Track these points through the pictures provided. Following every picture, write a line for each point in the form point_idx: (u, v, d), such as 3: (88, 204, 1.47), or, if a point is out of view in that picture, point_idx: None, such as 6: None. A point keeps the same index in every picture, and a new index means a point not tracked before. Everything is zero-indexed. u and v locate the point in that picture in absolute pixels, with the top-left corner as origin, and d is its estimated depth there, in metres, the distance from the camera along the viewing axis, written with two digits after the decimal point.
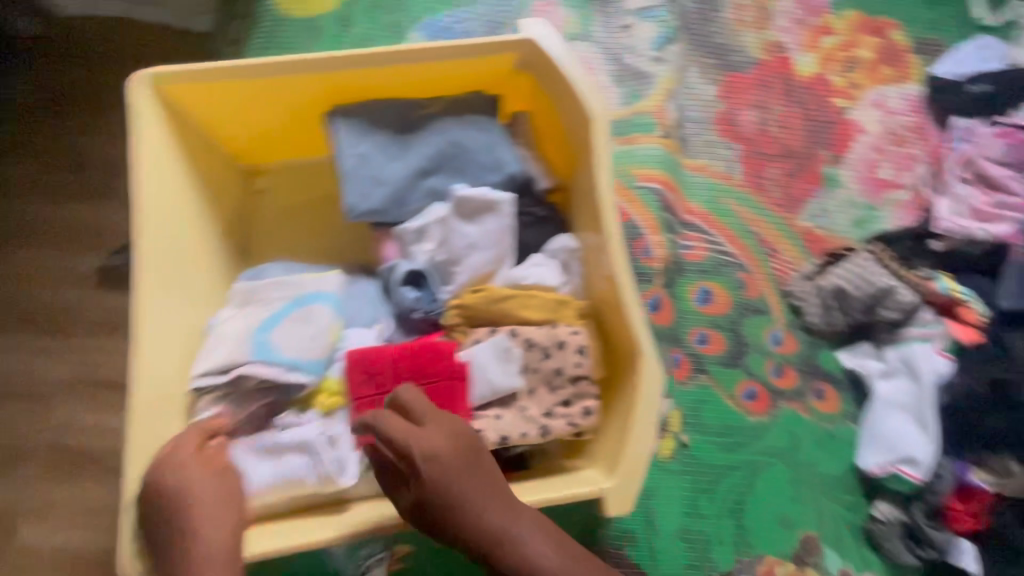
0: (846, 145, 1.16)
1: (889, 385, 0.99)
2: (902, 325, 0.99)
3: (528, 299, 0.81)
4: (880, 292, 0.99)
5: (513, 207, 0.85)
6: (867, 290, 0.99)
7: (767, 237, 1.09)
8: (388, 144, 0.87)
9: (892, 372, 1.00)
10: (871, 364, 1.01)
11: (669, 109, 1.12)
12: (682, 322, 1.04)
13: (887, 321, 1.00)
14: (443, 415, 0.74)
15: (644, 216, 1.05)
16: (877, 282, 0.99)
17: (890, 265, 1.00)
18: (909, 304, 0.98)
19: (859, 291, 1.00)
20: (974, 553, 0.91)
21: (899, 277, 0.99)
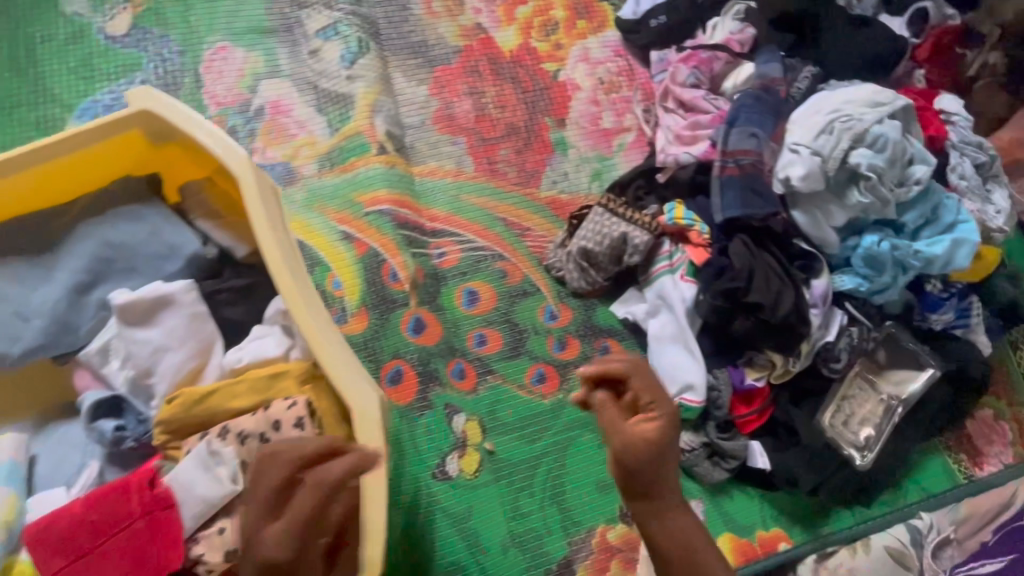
0: (565, 106, 1.18)
1: (656, 322, 1.01)
2: (649, 263, 1.03)
3: (233, 387, 0.73)
4: (618, 241, 1.00)
5: (192, 294, 0.77)
6: (606, 242, 1.01)
7: (515, 218, 1.09)
8: (29, 271, 0.76)
9: (655, 310, 1.01)
10: (637, 308, 1.03)
11: (377, 125, 1.06)
12: (457, 331, 1.01)
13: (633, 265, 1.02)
14: (150, 559, 0.64)
15: (381, 240, 1.01)
16: (614, 232, 1.01)
17: (621, 212, 1.02)
18: (645, 244, 1.00)
19: (601, 246, 1.01)
20: (763, 449, 0.96)
21: (629, 221, 1.01)
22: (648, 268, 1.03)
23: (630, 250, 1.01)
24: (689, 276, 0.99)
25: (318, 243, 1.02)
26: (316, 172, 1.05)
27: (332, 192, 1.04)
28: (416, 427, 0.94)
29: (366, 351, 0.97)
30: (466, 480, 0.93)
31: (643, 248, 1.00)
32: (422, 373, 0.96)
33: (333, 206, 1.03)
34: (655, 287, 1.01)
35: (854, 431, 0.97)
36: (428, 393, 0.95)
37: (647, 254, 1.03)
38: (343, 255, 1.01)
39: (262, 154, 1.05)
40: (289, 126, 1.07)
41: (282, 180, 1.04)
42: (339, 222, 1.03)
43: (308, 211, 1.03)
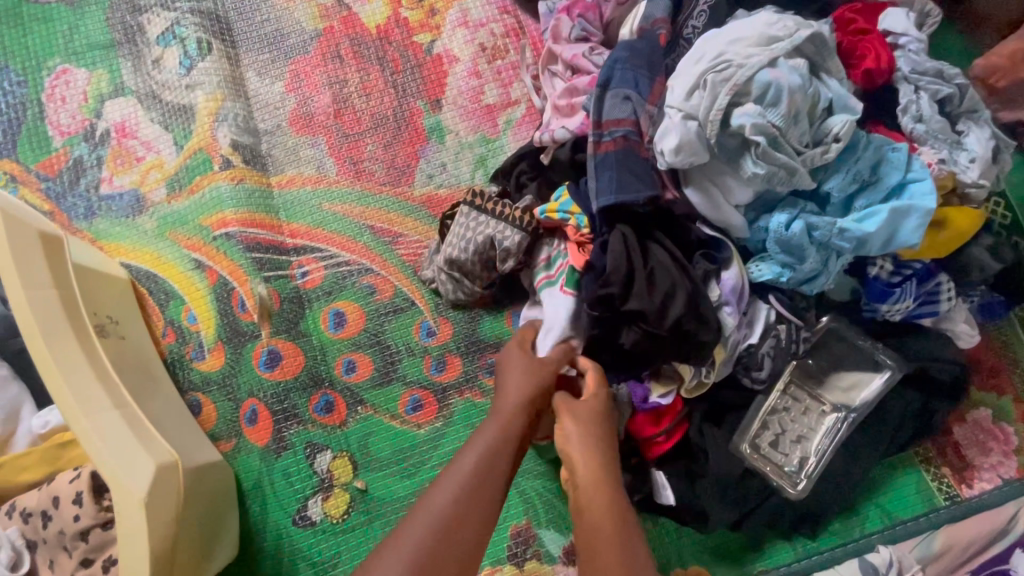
0: (439, 84, 1.01)
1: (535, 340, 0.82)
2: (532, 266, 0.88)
3: (20, 459, 0.68)
4: (485, 246, 0.84)
5: None
6: (470, 250, 0.84)
7: (385, 224, 0.96)
8: None
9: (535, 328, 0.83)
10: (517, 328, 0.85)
11: (221, 137, 0.97)
12: (322, 358, 0.91)
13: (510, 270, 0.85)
14: None
15: (230, 267, 0.92)
16: (479, 237, 0.84)
17: (489, 208, 0.85)
18: (518, 244, 0.83)
19: (467, 255, 0.85)
20: (669, 480, 0.79)
21: (499, 218, 0.84)
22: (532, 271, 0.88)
23: (501, 255, 0.84)
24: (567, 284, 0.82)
25: (171, 276, 0.94)
26: (165, 197, 0.97)
27: (181, 217, 0.96)
28: (277, 469, 0.87)
29: (224, 389, 0.90)
30: (331, 521, 0.85)
31: (517, 249, 0.83)
32: (279, 411, 0.88)
33: (183, 232, 0.95)
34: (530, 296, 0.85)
35: (785, 453, 0.79)
36: (284, 433, 0.87)
37: (525, 253, 0.86)
38: (196, 286, 0.93)
39: (110, 183, 0.98)
40: (135, 149, 0.98)
41: (131, 209, 0.97)
42: (190, 250, 0.94)
43: (158, 241, 0.96)
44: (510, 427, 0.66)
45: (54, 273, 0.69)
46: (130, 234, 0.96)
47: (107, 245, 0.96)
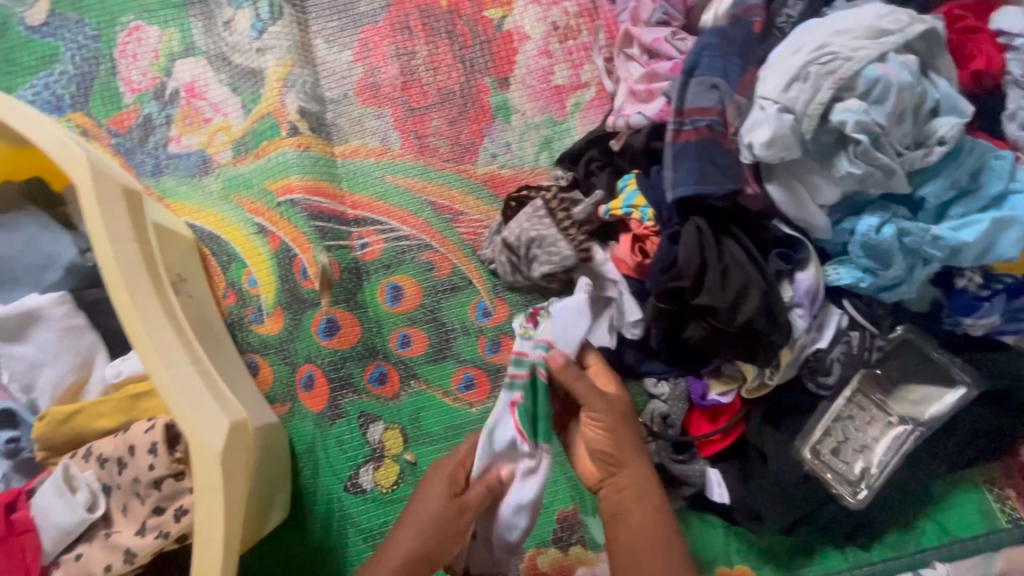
0: (508, 62, 0.99)
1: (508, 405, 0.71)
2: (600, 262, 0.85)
3: (98, 406, 0.70)
4: (534, 241, 0.83)
5: (62, 307, 0.74)
6: (522, 240, 0.84)
7: (447, 201, 0.95)
8: None
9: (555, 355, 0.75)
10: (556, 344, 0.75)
11: (289, 103, 0.97)
12: (378, 331, 0.92)
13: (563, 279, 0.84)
14: None
15: (293, 233, 0.93)
16: (532, 231, 0.83)
17: (555, 206, 0.84)
18: (574, 256, 0.82)
19: (518, 242, 0.84)
20: (723, 478, 0.80)
21: (555, 219, 0.83)
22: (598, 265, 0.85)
23: (543, 255, 0.82)
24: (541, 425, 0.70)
25: (234, 238, 0.95)
26: (231, 160, 0.97)
27: (247, 180, 0.96)
28: (331, 436, 0.88)
29: (281, 353, 0.91)
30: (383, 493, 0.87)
31: (572, 261, 0.82)
32: (335, 379, 0.89)
33: (247, 196, 0.96)
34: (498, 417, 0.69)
35: (846, 462, 0.77)
36: (340, 401, 0.89)
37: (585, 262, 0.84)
38: (258, 250, 0.94)
39: (178, 142, 0.99)
40: (204, 111, 0.99)
41: (197, 169, 0.98)
42: (253, 214, 0.95)
43: (223, 202, 0.96)
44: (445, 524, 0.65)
45: (136, 228, 0.71)
46: (195, 195, 0.97)
47: (174, 203, 0.97)
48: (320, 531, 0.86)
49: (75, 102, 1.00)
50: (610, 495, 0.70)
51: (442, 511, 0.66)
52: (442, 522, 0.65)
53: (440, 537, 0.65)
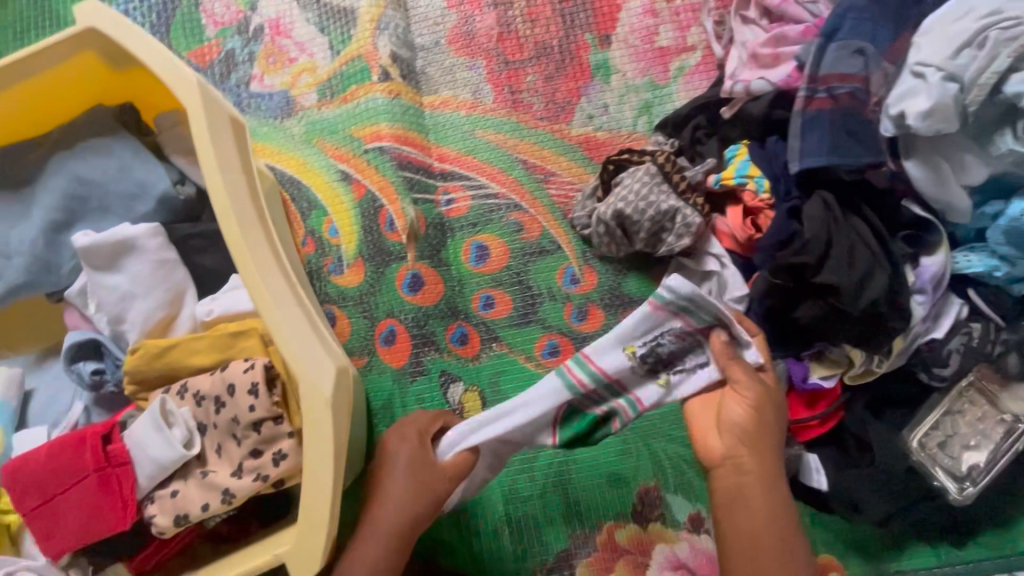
0: (611, 19, 0.94)
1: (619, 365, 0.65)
2: (705, 237, 0.83)
3: (194, 342, 0.68)
4: (665, 215, 0.80)
5: (157, 239, 0.71)
6: (649, 213, 0.80)
7: (538, 160, 0.92)
8: (10, 207, 0.74)
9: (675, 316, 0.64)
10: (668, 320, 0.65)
11: (380, 47, 0.92)
12: (461, 291, 0.89)
13: (678, 251, 0.82)
14: (104, 515, 0.62)
15: (379, 183, 0.90)
16: (663, 204, 0.80)
17: (674, 180, 0.81)
18: (697, 225, 0.80)
19: (640, 215, 0.80)
20: (821, 465, 0.78)
21: (679, 193, 0.81)
22: (704, 239, 0.83)
23: (677, 230, 0.80)
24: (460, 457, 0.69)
25: (315, 184, 0.92)
26: (316, 102, 0.93)
27: (332, 125, 0.92)
28: (410, 394, 0.86)
29: (360, 306, 0.88)
30: None
31: (694, 230, 0.80)
32: (417, 336, 0.87)
33: (331, 141, 0.92)
34: (538, 397, 0.63)
35: (953, 456, 0.75)
36: (422, 358, 0.86)
37: (698, 237, 0.82)
38: (341, 197, 0.91)
39: (261, 81, 0.95)
40: (288, 49, 0.95)
41: (280, 110, 0.94)
42: (337, 160, 0.91)
43: (305, 147, 0.93)
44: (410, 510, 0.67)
45: (243, 160, 0.67)
46: (276, 136, 0.93)
47: (254, 144, 0.93)
48: None
49: (154, 31, 0.96)
50: (728, 476, 0.66)
51: (416, 479, 0.68)
52: (421, 476, 0.68)
53: (425, 488, 0.68)
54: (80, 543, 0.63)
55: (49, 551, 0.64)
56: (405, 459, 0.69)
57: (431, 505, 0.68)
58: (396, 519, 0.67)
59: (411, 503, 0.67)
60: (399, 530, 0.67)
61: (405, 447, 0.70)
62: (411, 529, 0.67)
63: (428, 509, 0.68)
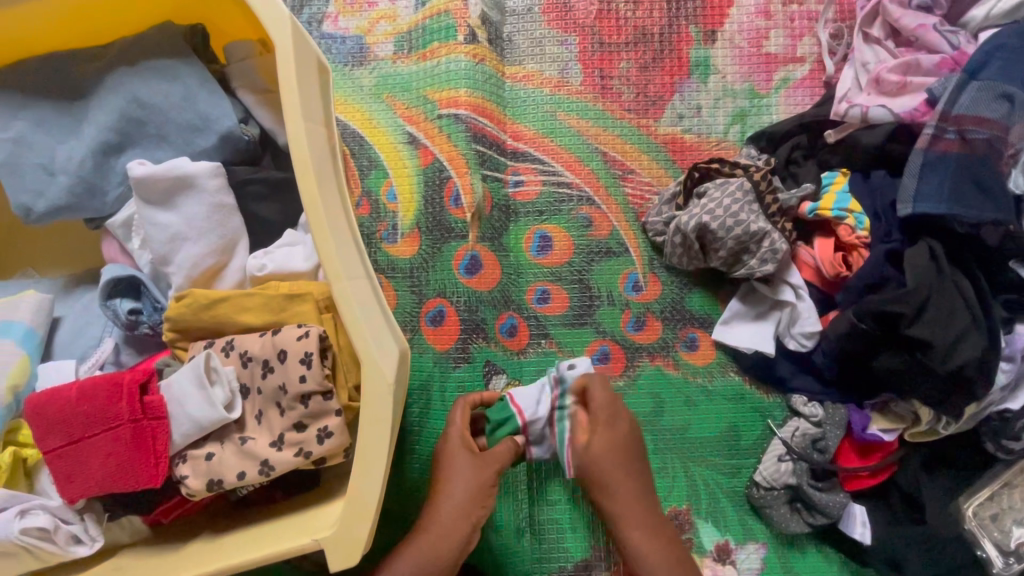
0: (720, 14, 0.87)
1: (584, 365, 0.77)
2: (786, 267, 0.78)
3: (246, 299, 0.63)
4: (752, 236, 0.75)
5: (217, 180, 0.66)
6: (734, 231, 0.75)
7: (619, 154, 0.86)
8: (57, 119, 0.68)
9: (735, 322, 0.81)
10: (734, 327, 0.81)
11: (471, 4, 0.85)
12: (517, 280, 0.84)
13: (758, 276, 0.77)
14: (131, 467, 0.58)
15: (450, 153, 0.83)
16: (752, 224, 0.75)
17: (765, 201, 0.76)
18: (783, 251, 0.76)
19: (725, 231, 0.75)
20: (868, 519, 0.76)
21: (767, 215, 0.76)
22: (784, 269, 0.78)
23: (761, 255, 0.76)
24: (513, 423, 0.74)
25: (380, 144, 0.86)
26: (391, 55, 0.87)
27: (405, 82, 0.86)
28: (450, 380, 0.80)
29: (410, 280, 0.82)
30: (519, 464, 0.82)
31: (779, 256, 0.75)
32: (466, 322, 0.81)
33: (402, 99, 0.86)
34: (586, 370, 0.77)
35: (1003, 530, 0.72)
36: (469, 345, 0.81)
37: (780, 264, 0.78)
38: (404, 160, 0.85)
39: (335, 22, 0.88)
40: None
41: (351, 57, 0.87)
42: (406, 121, 0.86)
43: (373, 101, 0.86)
44: (482, 477, 0.69)
45: (324, 109, 0.62)
46: (344, 85, 0.87)
47: None
48: (416, 476, 0.79)
49: None
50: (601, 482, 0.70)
51: (474, 468, 0.69)
52: (484, 464, 0.70)
53: (488, 469, 0.70)
54: (100, 493, 0.59)
55: (65, 495, 0.60)
56: (460, 453, 0.70)
57: (486, 496, 0.69)
58: (456, 513, 0.67)
59: (471, 490, 0.68)
60: (459, 516, 0.67)
61: (457, 447, 0.70)
62: (467, 520, 0.67)
63: (487, 500, 0.69)
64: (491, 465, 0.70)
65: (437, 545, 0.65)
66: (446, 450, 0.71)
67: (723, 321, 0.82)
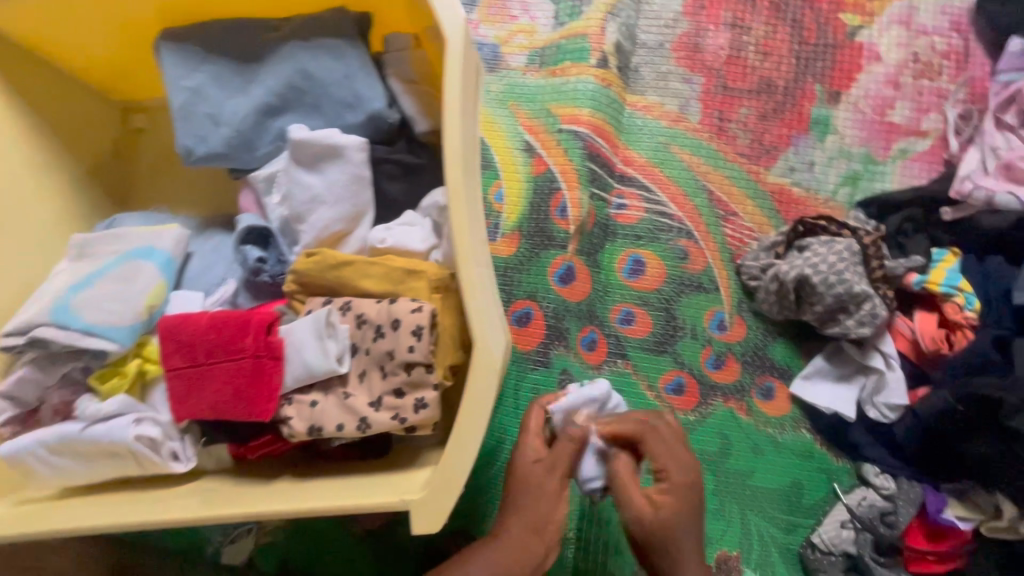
0: (848, 77, 0.89)
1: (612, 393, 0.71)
2: (879, 336, 0.78)
3: (369, 267, 0.67)
4: (853, 297, 0.75)
5: (361, 154, 0.71)
6: (834, 288, 0.75)
7: (725, 195, 0.88)
8: (229, 76, 0.74)
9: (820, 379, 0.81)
10: (816, 385, 0.81)
11: (609, 31, 0.89)
12: (604, 298, 0.86)
13: (852, 337, 0.77)
14: (245, 399, 0.63)
15: (563, 166, 0.87)
16: (855, 285, 0.75)
17: (870, 265, 0.77)
18: (882, 317, 0.75)
19: (826, 287, 0.75)
20: None
21: (869, 279, 0.76)
22: (878, 337, 0.78)
23: (858, 317, 0.76)
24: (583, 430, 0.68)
25: (496, 146, 0.90)
26: (522, 67, 0.92)
27: (531, 94, 0.91)
28: (525, 379, 0.83)
29: (503, 278, 0.85)
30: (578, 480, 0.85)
31: (878, 322, 0.75)
32: (551, 328, 0.84)
33: (526, 109, 0.90)
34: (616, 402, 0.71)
35: None
36: (549, 350, 0.83)
37: (875, 331, 0.77)
38: (517, 165, 0.89)
39: (476, 28, 0.93)
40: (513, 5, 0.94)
41: (485, 63, 0.93)
42: (525, 130, 0.90)
43: (498, 106, 0.91)
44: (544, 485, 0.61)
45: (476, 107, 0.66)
46: None
47: None
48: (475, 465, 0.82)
49: None
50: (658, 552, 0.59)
51: (539, 477, 0.61)
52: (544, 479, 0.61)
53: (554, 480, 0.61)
54: (210, 416, 0.65)
55: (176, 413, 0.66)
56: (530, 461, 0.62)
57: (551, 513, 0.60)
58: (524, 525, 0.59)
59: (541, 504, 0.60)
60: (529, 532, 0.58)
61: (520, 451, 0.63)
62: (540, 539, 0.58)
63: (557, 512, 0.61)
64: (556, 471, 0.62)
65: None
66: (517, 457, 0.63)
67: (801, 375, 0.82)
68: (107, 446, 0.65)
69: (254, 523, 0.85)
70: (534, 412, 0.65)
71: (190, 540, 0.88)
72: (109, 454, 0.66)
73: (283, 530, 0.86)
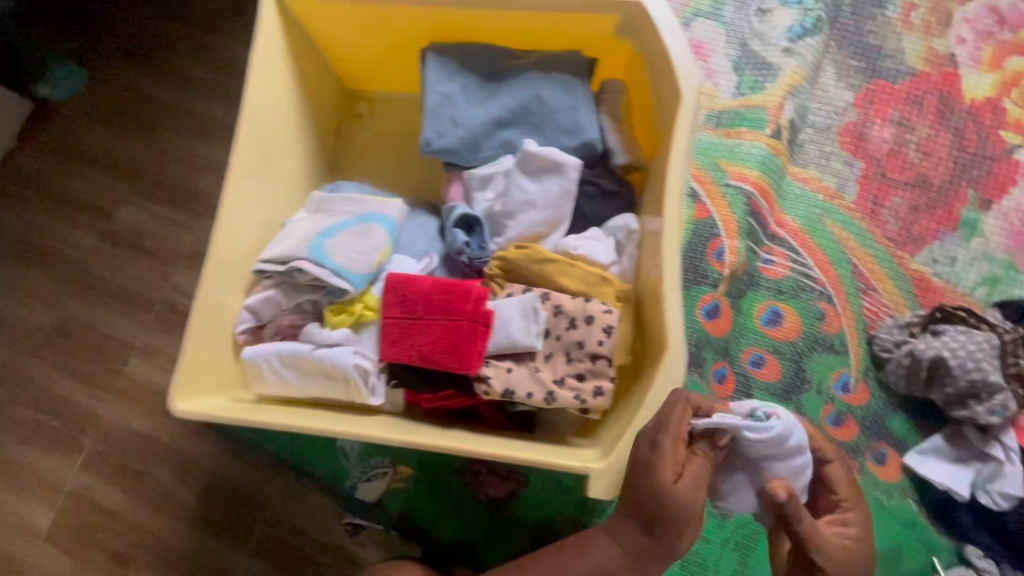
0: (1001, 188, 0.97)
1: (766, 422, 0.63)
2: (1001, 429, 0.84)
3: (569, 267, 0.79)
4: (985, 386, 0.82)
5: (576, 173, 0.83)
6: (968, 374, 0.83)
7: (868, 272, 0.96)
8: (474, 89, 0.89)
9: (936, 456, 0.87)
10: (930, 461, 0.87)
11: (786, 108, 1.00)
12: (739, 339, 0.95)
13: (979, 423, 0.83)
14: (456, 354, 0.75)
15: (726, 216, 0.96)
16: (989, 375, 0.82)
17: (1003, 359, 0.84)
18: (1010, 410, 0.82)
19: (961, 371, 0.83)
20: None
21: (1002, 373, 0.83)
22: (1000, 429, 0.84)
23: (985, 406, 0.83)
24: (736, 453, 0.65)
25: None
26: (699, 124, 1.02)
27: (704, 148, 1.00)
28: None
29: None
30: None
31: (1006, 413, 0.82)
32: (690, 355, 0.93)
33: (697, 162, 1.00)
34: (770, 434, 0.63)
35: None
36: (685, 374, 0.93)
37: (1001, 422, 0.84)
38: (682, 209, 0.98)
39: None
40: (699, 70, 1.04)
41: None
42: (694, 178, 0.99)
43: None
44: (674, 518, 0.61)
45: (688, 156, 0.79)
46: None
47: None
48: None
49: None
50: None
51: (672, 506, 0.61)
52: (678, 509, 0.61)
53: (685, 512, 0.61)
54: (418, 362, 0.77)
55: (384, 354, 0.79)
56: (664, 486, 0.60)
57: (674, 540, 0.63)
58: (644, 539, 0.64)
59: (665, 530, 0.62)
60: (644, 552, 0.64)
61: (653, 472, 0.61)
62: (655, 556, 0.64)
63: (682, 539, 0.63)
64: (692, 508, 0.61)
65: (626, 558, 0.65)
66: (653, 472, 0.61)
67: (918, 449, 0.88)
68: (331, 368, 0.78)
69: (391, 466, 0.97)
70: (675, 407, 0.63)
71: (333, 470, 1.00)
72: (327, 376, 0.79)
73: (414, 478, 0.98)
